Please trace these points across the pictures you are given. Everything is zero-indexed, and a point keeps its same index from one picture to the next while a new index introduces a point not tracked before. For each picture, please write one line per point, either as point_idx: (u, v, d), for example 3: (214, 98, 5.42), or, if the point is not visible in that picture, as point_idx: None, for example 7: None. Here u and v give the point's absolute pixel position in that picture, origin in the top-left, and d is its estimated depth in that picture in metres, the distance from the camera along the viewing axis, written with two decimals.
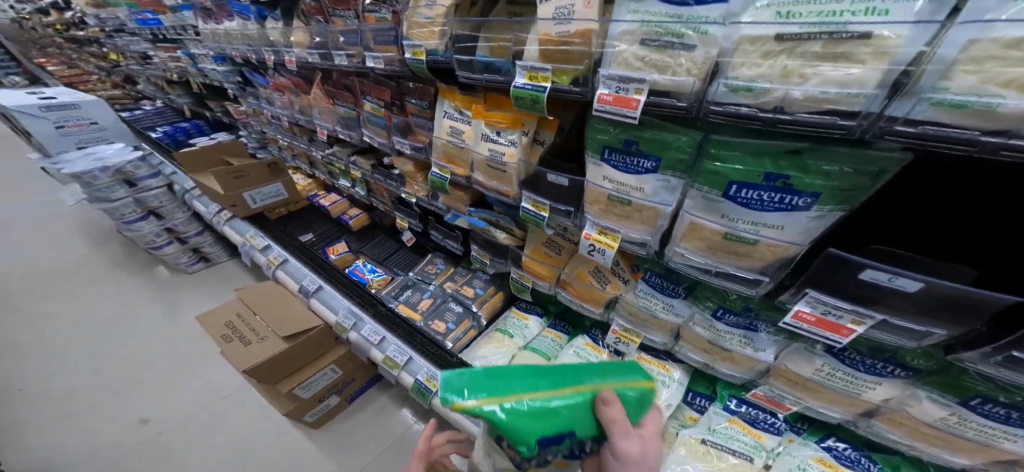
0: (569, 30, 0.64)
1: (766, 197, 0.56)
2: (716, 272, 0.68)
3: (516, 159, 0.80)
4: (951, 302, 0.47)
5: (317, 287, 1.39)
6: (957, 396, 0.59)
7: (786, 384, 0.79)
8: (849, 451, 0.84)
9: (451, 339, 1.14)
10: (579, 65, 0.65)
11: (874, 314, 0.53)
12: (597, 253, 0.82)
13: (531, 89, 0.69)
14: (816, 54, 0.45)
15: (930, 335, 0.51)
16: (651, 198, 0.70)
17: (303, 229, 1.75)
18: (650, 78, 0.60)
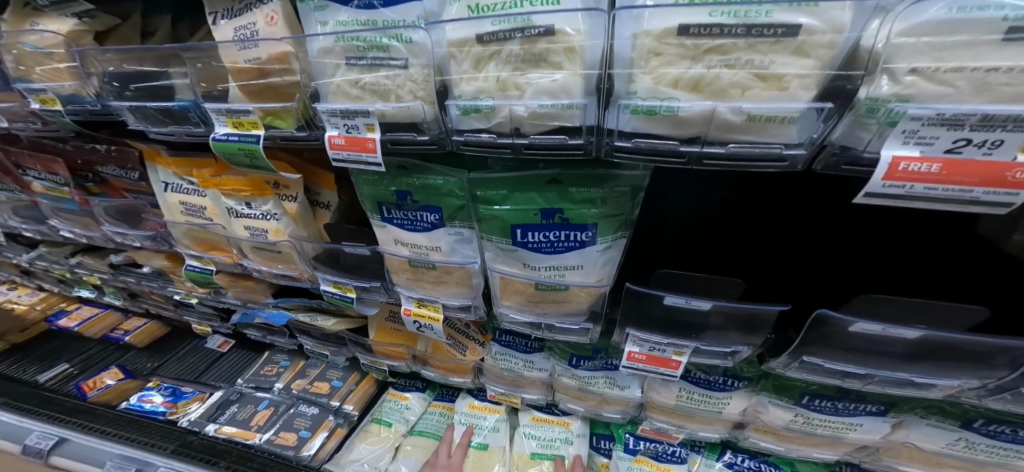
0: (257, 54, 0.38)
1: (553, 237, 0.41)
2: (546, 325, 0.51)
3: (284, 234, 0.56)
4: (742, 322, 0.39)
5: (56, 439, 0.93)
6: (791, 398, 0.49)
7: (663, 415, 0.61)
8: (748, 462, 0.71)
9: (310, 449, 0.90)
10: (292, 101, 0.40)
11: (690, 341, 0.42)
12: (427, 330, 0.60)
13: (237, 140, 0.42)
14: (519, 58, 0.30)
15: (737, 353, 0.42)
16: (452, 257, 0.50)
17: (41, 364, 1.11)
18: (374, 109, 0.37)
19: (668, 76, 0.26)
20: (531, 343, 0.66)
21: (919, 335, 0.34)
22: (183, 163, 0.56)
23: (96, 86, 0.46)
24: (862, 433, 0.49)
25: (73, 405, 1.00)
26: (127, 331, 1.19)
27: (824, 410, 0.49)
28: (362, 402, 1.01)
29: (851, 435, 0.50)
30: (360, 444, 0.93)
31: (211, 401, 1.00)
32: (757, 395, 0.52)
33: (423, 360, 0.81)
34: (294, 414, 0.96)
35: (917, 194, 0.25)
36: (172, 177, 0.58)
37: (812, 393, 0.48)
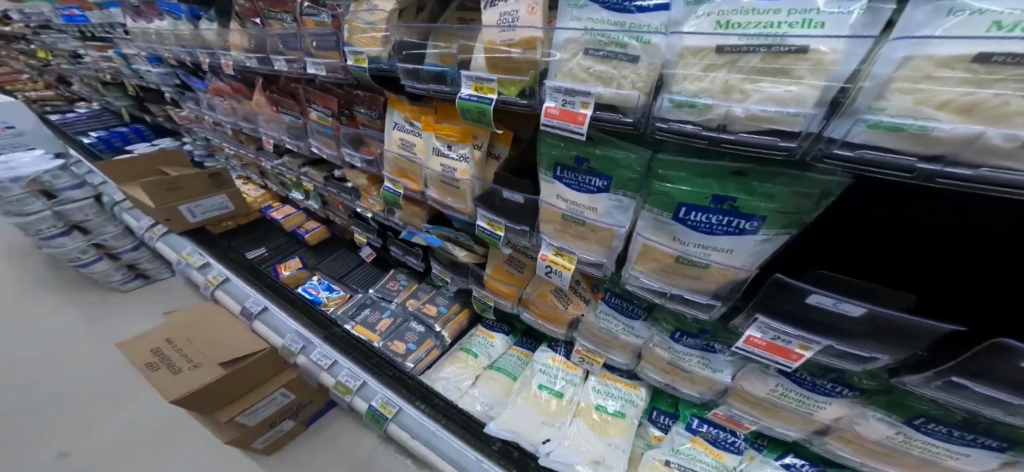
0: (513, 37, 0.52)
1: (715, 220, 0.48)
2: (671, 295, 0.59)
3: (469, 175, 0.75)
4: (888, 332, 0.42)
5: (261, 307, 1.26)
6: (902, 415, 0.52)
7: (745, 404, 0.68)
8: (807, 469, 0.73)
9: (413, 360, 1.08)
10: (525, 76, 0.53)
11: (820, 338, 0.47)
12: (555, 275, 0.71)
13: (477, 101, 0.56)
14: (755, 68, 0.37)
15: (873, 360, 0.46)
16: (604, 218, 0.60)
17: (252, 244, 1.58)
18: (595, 92, 0.47)
19: (933, 99, 0.29)
20: (637, 310, 0.75)
21: None
22: (415, 110, 0.79)
23: (392, 50, 0.66)
24: (963, 462, 0.50)
25: (269, 281, 1.36)
26: (307, 230, 1.56)
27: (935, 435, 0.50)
28: (455, 330, 1.17)
29: (949, 463, 0.51)
30: (449, 366, 1.08)
31: (350, 302, 1.27)
32: (862, 407, 0.55)
33: (526, 304, 0.94)
34: (407, 328, 1.16)
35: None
36: (402, 119, 0.82)
37: (932, 417, 0.49)
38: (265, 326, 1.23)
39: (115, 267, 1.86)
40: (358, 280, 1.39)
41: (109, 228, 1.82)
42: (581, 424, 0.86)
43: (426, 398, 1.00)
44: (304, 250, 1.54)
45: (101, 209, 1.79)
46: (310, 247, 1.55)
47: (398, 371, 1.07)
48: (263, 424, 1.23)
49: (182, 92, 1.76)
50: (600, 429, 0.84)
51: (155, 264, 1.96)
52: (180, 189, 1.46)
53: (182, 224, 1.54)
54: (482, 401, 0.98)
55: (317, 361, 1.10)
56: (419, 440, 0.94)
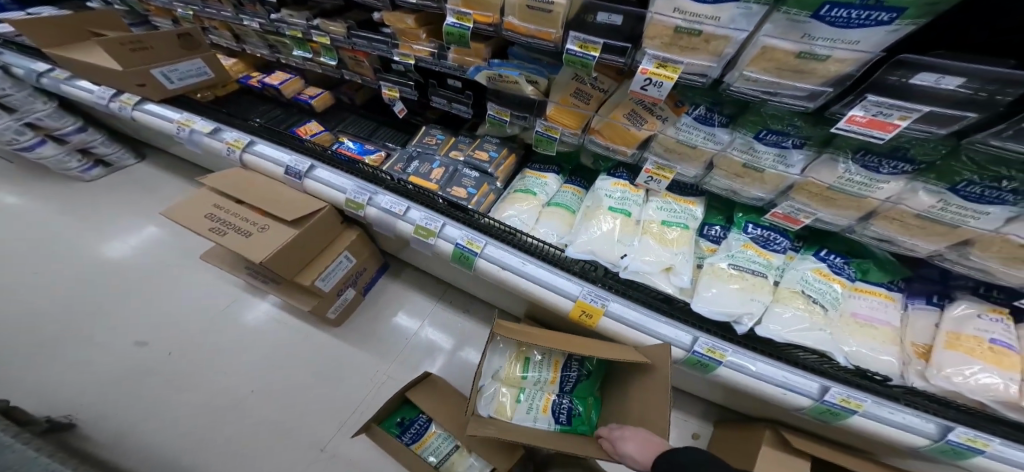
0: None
1: (854, 14, 0.52)
2: (775, 92, 0.68)
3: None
4: (975, 99, 0.53)
5: (307, 166, 1.27)
6: (947, 183, 0.69)
7: (808, 198, 0.84)
8: (837, 261, 1.00)
9: (476, 204, 1.21)
10: None
11: (920, 106, 0.56)
12: (653, 87, 0.78)
13: None
14: None
15: (960, 120, 0.56)
16: (727, 27, 0.64)
17: (245, 115, 1.50)
18: None
19: None
20: (719, 119, 0.86)
21: None
22: None
23: None
24: (981, 222, 0.69)
25: (299, 144, 1.34)
26: (311, 96, 1.47)
27: (969, 197, 0.67)
28: (505, 174, 1.29)
29: (971, 223, 0.70)
30: (512, 205, 1.21)
31: (396, 157, 1.32)
32: (915, 183, 0.73)
33: (593, 132, 1.05)
34: (461, 175, 1.25)
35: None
36: None
37: (970, 180, 0.66)
38: (319, 183, 1.26)
39: (64, 150, 1.90)
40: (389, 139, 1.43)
41: (37, 106, 1.79)
42: (651, 239, 1.06)
43: (508, 236, 1.15)
44: (312, 118, 1.50)
45: (17, 83, 1.76)
46: (317, 114, 1.51)
47: (467, 214, 1.18)
48: (335, 288, 1.41)
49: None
50: (671, 243, 1.05)
51: (112, 148, 2.02)
52: (147, 49, 1.33)
53: (157, 91, 1.42)
54: (550, 231, 1.16)
55: (390, 209, 1.18)
56: (507, 271, 1.10)
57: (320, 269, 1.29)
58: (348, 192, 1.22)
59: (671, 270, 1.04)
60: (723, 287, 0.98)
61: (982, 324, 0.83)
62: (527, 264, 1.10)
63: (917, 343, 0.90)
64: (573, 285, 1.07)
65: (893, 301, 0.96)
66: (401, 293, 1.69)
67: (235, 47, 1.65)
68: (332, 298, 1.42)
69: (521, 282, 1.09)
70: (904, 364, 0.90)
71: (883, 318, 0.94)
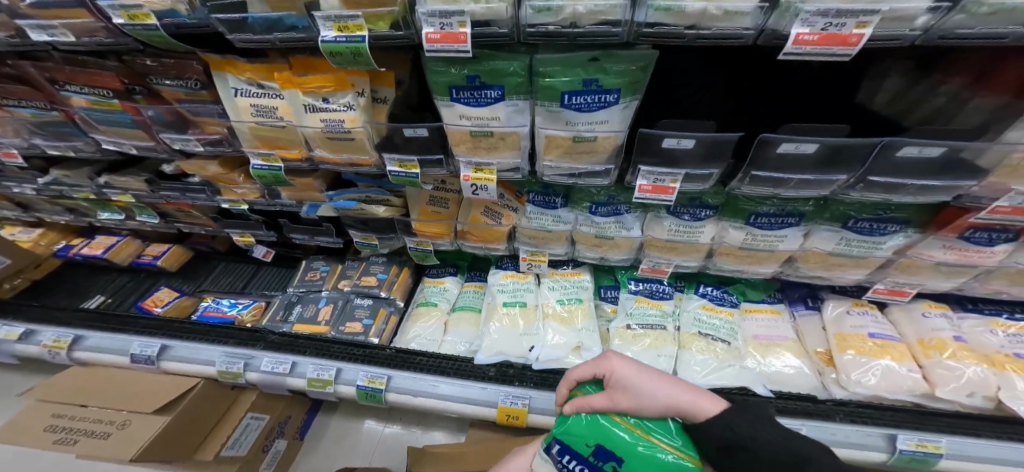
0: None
1: (591, 99, 0.56)
2: (578, 173, 0.70)
3: (360, 124, 0.64)
4: (715, 152, 0.62)
5: (157, 348, 1.06)
6: (743, 219, 0.79)
7: (657, 251, 0.90)
8: (716, 291, 1.04)
9: (375, 334, 1.10)
10: (390, 6, 0.44)
11: (680, 170, 0.65)
12: (481, 193, 0.72)
13: (346, 42, 0.46)
14: None
15: (710, 176, 0.66)
16: (507, 124, 0.60)
17: (80, 297, 1.28)
18: (465, 11, 0.42)
19: None
20: (558, 199, 0.88)
21: (816, 146, 0.59)
22: (260, 69, 0.65)
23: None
24: (786, 243, 0.80)
25: (146, 321, 1.15)
26: (155, 256, 1.31)
27: (764, 226, 0.79)
28: (403, 291, 1.21)
29: (780, 246, 0.81)
30: (416, 324, 1.13)
31: (274, 306, 1.19)
32: (722, 224, 0.82)
33: (463, 235, 1.02)
34: (353, 306, 1.15)
35: (809, 53, 0.46)
36: (246, 82, 0.66)
37: (757, 212, 0.77)
38: (179, 362, 1.04)
39: None
40: (265, 285, 1.29)
41: None
42: (554, 322, 1.02)
43: (409, 360, 1.04)
44: (167, 280, 1.32)
45: None
46: (173, 273, 1.34)
47: (364, 348, 1.07)
48: (254, 453, 1.11)
49: None
50: (568, 319, 1.02)
51: None
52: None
53: None
54: (461, 340, 1.09)
55: (272, 370, 1.01)
56: (423, 396, 0.96)
57: (226, 442, 1.03)
58: (216, 364, 1.02)
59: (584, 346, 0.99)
60: (631, 349, 0.95)
61: (856, 319, 0.92)
62: (440, 385, 0.97)
63: (820, 351, 0.93)
64: (488, 391, 0.95)
65: (779, 313, 1.01)
66: (344, 426, 1.39)
67: (23, 216, 1.41)
68: (256, 461, 1.12)
69: (442, 404, 0.95)
70: (820, 374, 0.91)
71: (779, 334, 0.97)
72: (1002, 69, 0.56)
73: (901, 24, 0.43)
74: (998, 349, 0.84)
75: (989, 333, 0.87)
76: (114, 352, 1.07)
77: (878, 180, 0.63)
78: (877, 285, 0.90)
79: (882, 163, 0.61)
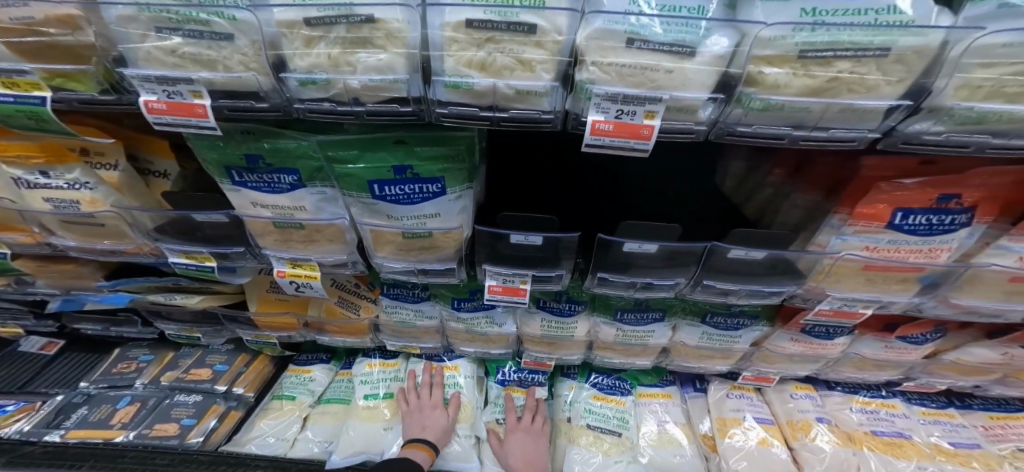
0: (28, 14, 0.35)
1: (408, 189, 0.50)
2: (422, 271, 0.64)
3: (104, 205, 0.54)
4: (563, 249, 0.59)
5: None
6: (611, 314, 0.77)
7: (536, 346, 0.86)
8: (607, 379, 1.00)
9: (197, 433, 0.87)
10: (89, 65, 0.38)
11: (529, 271, 0.62)
12: (306, 287, 0.65)
13: (15, 101, 0.42)
14: (349, 39, 0.36)
15: (560, 276, 0.63)
16: (319, 215, 0.55)
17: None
18: (198, 77, 0.38)
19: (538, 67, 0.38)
20: (419, 294, 0.80)
21: (657, 247, 0.57)
22: None
23: None
24: (655, 337, 0.80)
25: None
26: None
27: (632, 322, 0.77)
28: (255, 383, 1.01)
29: (653, 340, 0.80)
30: (261, 420, 0.94)
31: (46, 409, 0.90)
32: (593, 318, 0.80)
33: (318, 328, 0.89)
34: (172, 405, 0.92)
35: (609, 144, 0.42)
36: None
37: (624, 308, 0.76)
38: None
39: None
40: (46, 382, 0.97)
41: None
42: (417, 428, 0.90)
43: (237, 467, 0.83)
44: None
45: None
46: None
47: (175, 455, 0.83)
48: None
49: None
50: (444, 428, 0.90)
51: None
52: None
53: None
54: (319, 439, 0.92)
55: None
56: None
57: None
58: None
59: (460, 420, 0.93)
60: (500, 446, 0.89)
61: (735, 403, 0.92)
62: None
63: (706, 434, 0.91)
64: None
65: (670, 397, 0.97)
66: None
67: None
68: None
69: None
70: (706, 460, 0.88)
71: (668, 421, 0.93)
72: (806, 168, 0.62)
73: (689, 116, 0.40)
74: (858, 426, 0.87)
75: (849, 410, 0.90)
76: None
77: (713, 284, 0.62)
78: (746, 372, 0.90)
79: (718, 263, 0.59)
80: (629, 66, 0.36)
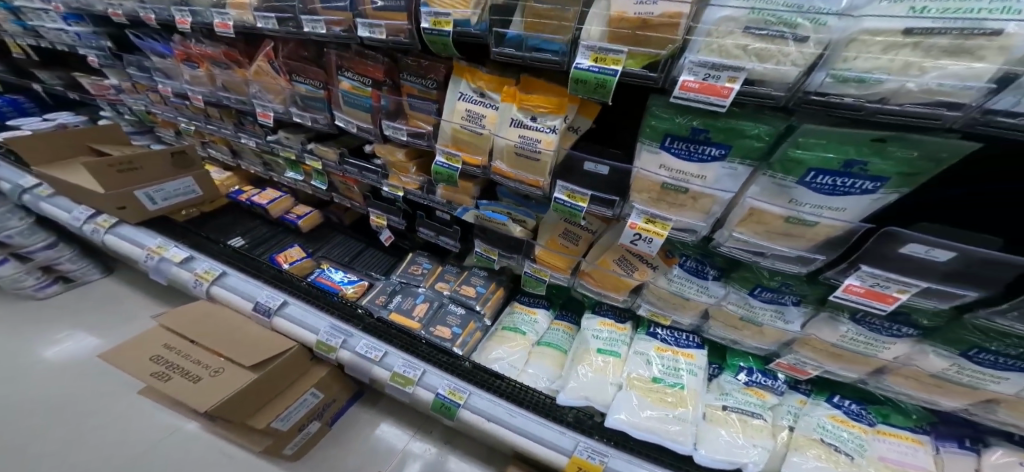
0: (651, 10, 0.54)
1: (842, 181, 0.53)
2: (768, 254, 0.67)
3: (552, 147, 0.76)
4: (983, 268, 0.48)
5: (280, 302, 1.12)
6: (957, 348, 0.63)
7: (812, 352, 0.78)
8: (853, 406, 0.94)
9: (460, 344, 1.12)
10: (661, 50, 0.57)
11: (920, 282, 0.53)
12: (642, 241, 0.77)
13: (598, 72, 0.61)
14: (942, 49, 0.41)
15: (962, 296, 0.52)
16: (713, 184, 0.65)
17: (223, 232, 1.37)
18: (749, 68, 0.50)
19: None
20: (711, 270, 0.84)
21: None
22: (492, 81, 0.79)
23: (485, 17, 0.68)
24: (1003, 385, 0.61)
25: (275, 273, 1.23)
26: (298, 216, 1.42)
27: (982, 362, 0.61)
28: (493, 309, 1.23)
29: (992, 387, 0.63)
30: (498, 346, 1.13)
31: (374, 289, 1.24)
32: (923, 345, 0.66)
33: (584, 275, 1.01)
34: (446, 312, 1.18)
35: None
36: (473, 89, 0.81)
37: (982, 347, 0.60)
38: (291, 322, 1.09)
39: (25, 269, 1.70)
40: (369, 266, 1.33)
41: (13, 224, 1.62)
42: (637, 394, 0.94)
43: (489, 382, 1.05)
44: (296, 239, 1.40)
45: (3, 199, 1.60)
46: (304, 234, 1.42)
47: (450, 358, 1.09)
48: (293, 427, 1.12)
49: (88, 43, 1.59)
50: (672, 402, 0.92)
51: (79, 264, 1.79)
52: (133, 169, 1.24)
53: (139, 213, 1.31)
54: (542, 376, 1.07)
55: (365, 355, 1.04)
56: (495, 422, 0.97)
57: (279, 414, 1.03)
58: (320, 334, 1.06)
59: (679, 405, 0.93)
60: (723, 433, 0.90)
61: None
62: (515, 416, 0.97)
63: None
64: (566, 438, 0.95)
65: (921, 445, 0.87)
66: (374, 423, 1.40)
67: (230, 161, 1.58)
68: (292, 435, 1.15)
69: (515, 439, 0.96)
70: None
71: (914, 463, 0.84)
72: None
73: None
74: None
75: None
76: (238, 294, 1.15)
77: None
78: None
79: None
80: None
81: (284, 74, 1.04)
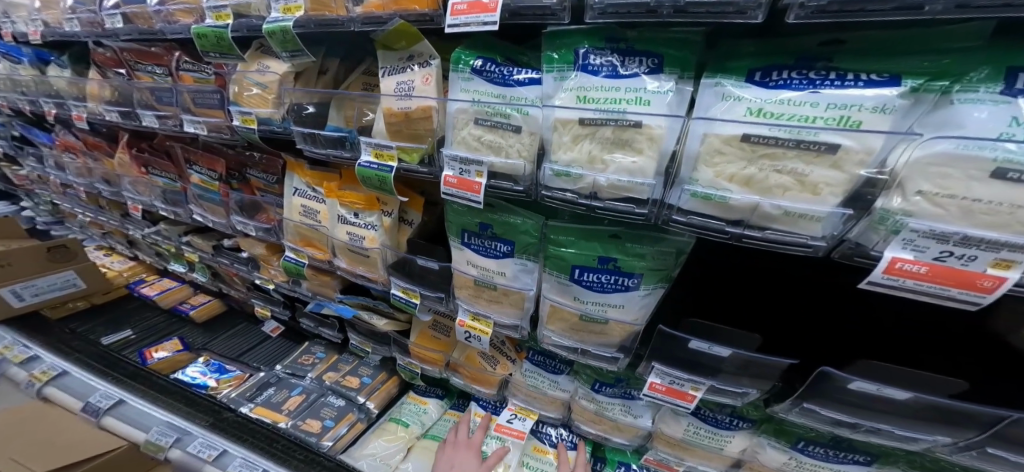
0: (408, 105, 0.55)
1: (604, 279, 0.52)
2: (583, 350, 0.60)
3: (377, 243, 0.74)
4: (755, 365, 0.48)
5: (114, 400, 1.06)
6: (788, 441, 0.59)
7: (667, 447, 0.71)
8: None
9: (330, 439, 0.94)
10: (423, 143, 0.57)
11: (705, 379, 0.53)
12: (473, 340, 0.70)
13: (377, 169, 0.59)
14: (608, 140, 0.41)
15: (747, 394, 0.52)
16: (513, 282, 0.60)
17: (110, 327, 1.33)
18: (487, 161, 0.50)
19: (813, 183, 0.33)
20: (560, 365, 0.77)
21: (908, 397, 0.42)
22: (316, 175, 0.80)
23: (286, 112, 0.70)
24: None
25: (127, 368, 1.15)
26: (194, 305, 1.42)
27: (818, 456, 0.57)
28: (383, 400, 1.07)
29: None
30: (376, 440, 0.96)
31: (251, 382, 1.10)
32: (758, 436, 0.62)
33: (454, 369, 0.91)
34: (323, 404, 1.03)
35: (911, 287, 0.32)
36: (304, 184, 0.82)
37: (810, 439, 0.57)
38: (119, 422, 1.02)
39: None
40: (261, 357, 1.23)
41: None
42: None
43: None
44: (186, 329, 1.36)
45: None
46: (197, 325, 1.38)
47: (310, 452, 0.93)
48: None
49: (21, 147, 1.68)
50: None
51: None
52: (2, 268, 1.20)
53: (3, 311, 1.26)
54: None
55: (197, 455, 0.94)
56: None
57: None
58: (151, 433, 0.99)
59: None
60: None
61: None
62: None
63: None
64: None
65: None
66: None
67: (129, 251, 1.69)
68: None
69: None
70: None
71: None
72: None
73: None
74: None
75: None
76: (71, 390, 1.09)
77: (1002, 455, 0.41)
78: None
79: None
80: (988, 202, 0.27)
81: (138, 165, 1.17)
